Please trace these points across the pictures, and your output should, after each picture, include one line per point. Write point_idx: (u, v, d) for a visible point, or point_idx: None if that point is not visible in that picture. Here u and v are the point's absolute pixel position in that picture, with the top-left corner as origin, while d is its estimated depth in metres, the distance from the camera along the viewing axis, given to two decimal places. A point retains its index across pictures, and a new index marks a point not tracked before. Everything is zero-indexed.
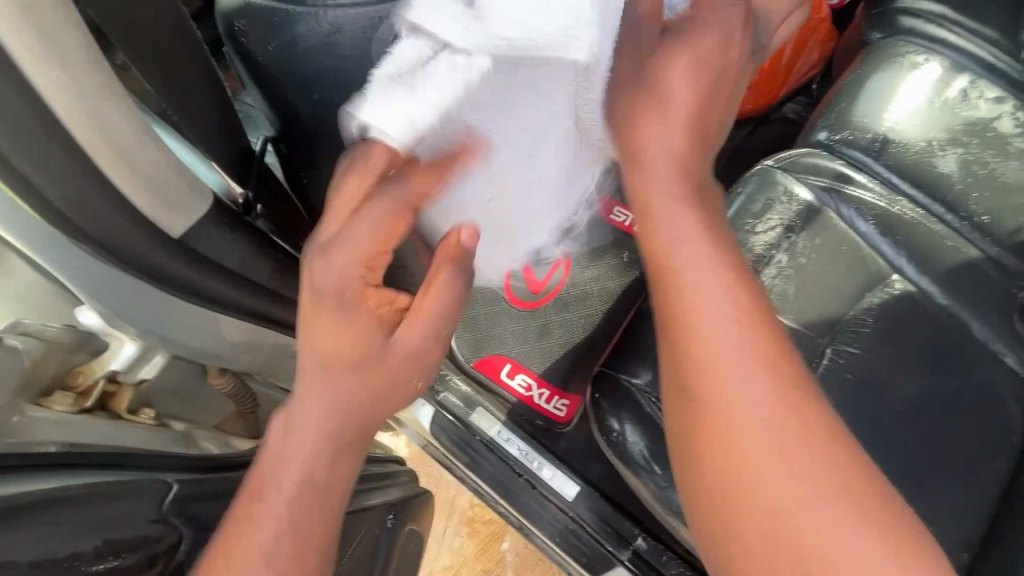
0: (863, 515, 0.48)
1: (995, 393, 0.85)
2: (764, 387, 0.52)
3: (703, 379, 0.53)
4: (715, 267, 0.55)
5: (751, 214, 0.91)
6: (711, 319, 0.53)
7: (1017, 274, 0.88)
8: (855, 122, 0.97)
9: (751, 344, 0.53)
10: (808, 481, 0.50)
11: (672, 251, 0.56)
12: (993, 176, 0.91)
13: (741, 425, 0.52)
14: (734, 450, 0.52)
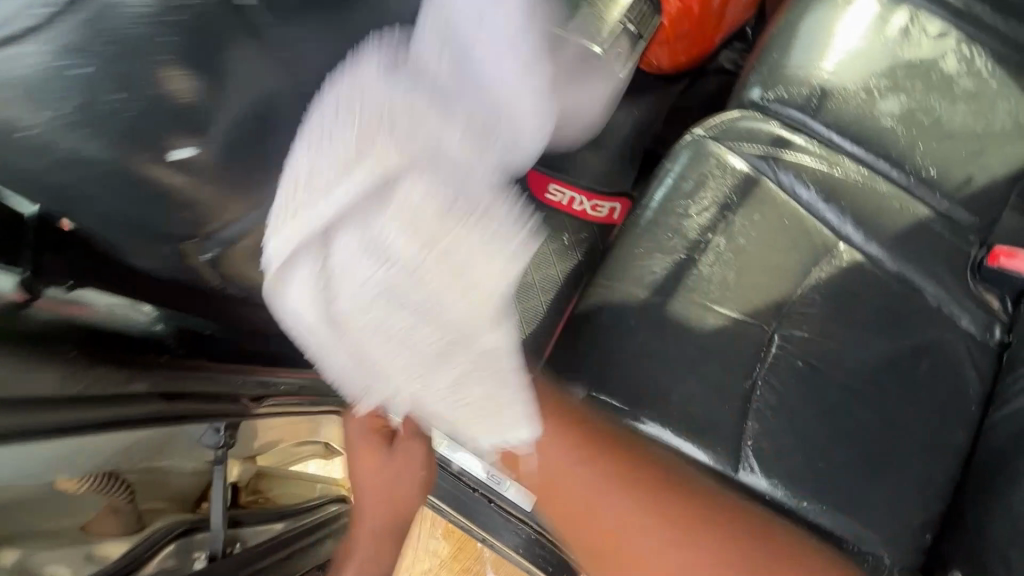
0: (688, 538, 0.64)
1: (953, 360, 0.80)
2: (596, 484, 0.67)
3: (563, 500, 0.68)
4: (576, 442, 0.67)
5: (683, 195, 0.82)
6: (562, 454, 0.67)
7: (967, 228, 0.82)
8: (789, 75, 0.87)
9: (613, 449, 0.68)
10: (659, 534, 0.65)
11: (558, 481, 0.67)
12: (939, 122, 0.83)
13: (608, 516, 0.67)
14: (599, 516, 0.67)
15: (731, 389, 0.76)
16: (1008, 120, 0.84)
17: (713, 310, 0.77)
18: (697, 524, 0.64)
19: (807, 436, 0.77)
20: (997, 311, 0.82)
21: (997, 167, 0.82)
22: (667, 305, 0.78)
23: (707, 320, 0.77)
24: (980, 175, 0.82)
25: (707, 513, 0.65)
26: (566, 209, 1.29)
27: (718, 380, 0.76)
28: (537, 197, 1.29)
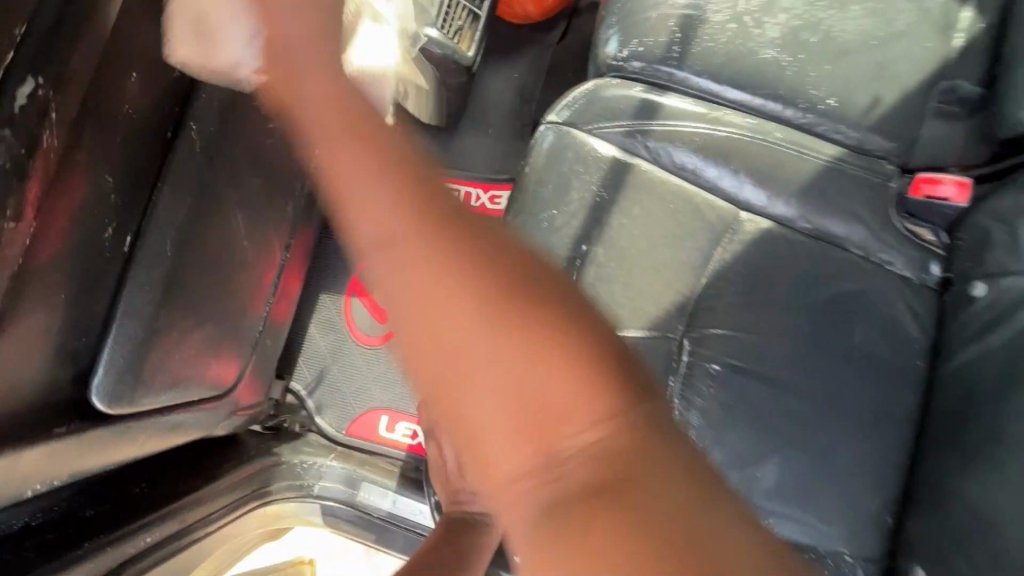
0: (540, 358, 0.37)
1: (887, 315, 0.69)
2: (437, 309, 0.39)
3: (435, 316, 0.39)
4: (441, 320, 0.39)
5: (548, 204, 0.69)
6: (436, 347, 0.39)
7: (879, 158, 0.70)
8: (642, 21, 0.70)
9: (535, 316, 0.38)
10: (507, 375, 0.37)
11: (441, 355, 0.38)
12: (828, 37, 0.68)
13: (434, 351, 0.39)
14: (435, 338, 0.39)
15: None
16: (910, 16, 0.69)
17: None
18: (631, 412, 0.37)
19: (734, 446, 0.67)
20: (934, 246, 0.71)
21: (902, 75, 0.69)
22: None
23: None
24: (887, 91, 0.69)
25: (636, 458, 0.35)
26: None
27: None
28: None
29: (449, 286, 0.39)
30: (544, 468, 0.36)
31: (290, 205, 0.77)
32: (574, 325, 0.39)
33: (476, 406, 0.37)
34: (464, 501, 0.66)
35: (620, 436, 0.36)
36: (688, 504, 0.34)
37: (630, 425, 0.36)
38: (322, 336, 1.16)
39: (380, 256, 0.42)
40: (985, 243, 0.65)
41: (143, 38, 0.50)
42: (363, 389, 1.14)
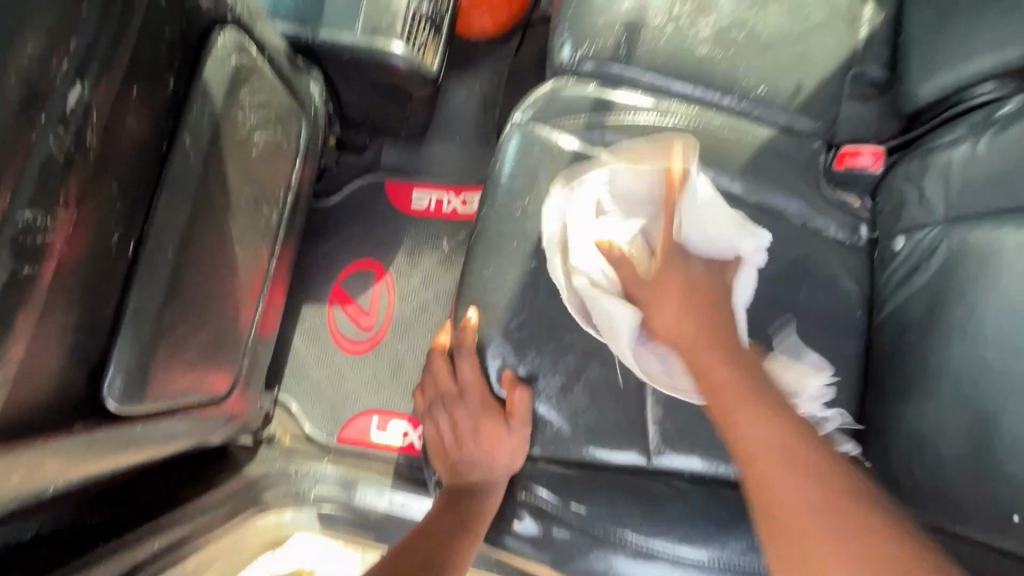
0: (805, 473, 0.55)
1: (827, 274, 0.78)
2: (721, 363, 0.64)
3: (700, 362, 0.65)
4: (716, 360, 0.64)
5: (520, 195, 0.76)
6: (707, 348, 0.65)
7: (806, 137, 0.79)
8: (591, 26, 0.78)
9: (795, 435, 0.58)
10: (816, 491, 0.54)
11: (703, 356, 0.65)
12: (753, 34, 0.77)
13: (714, 357, 0.64)
14: (708, 373, 0.64)
15: (625, 383, 0.73)
16: (823, 12, 0.80)
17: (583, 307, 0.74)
18: (825, 464, 0.56)
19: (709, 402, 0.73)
20: (860, 210, 0.80)
21: (818, 64, 0.79)
22: (533, 323, 0.73)
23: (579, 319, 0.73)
24: (807, 77, 0.78)
25: (885, 514, 0.52)
26: (435, 213, 1.21)
27: (604, 381, 0.73)
28: (401, 209, 1.22)
29: (687, 321, 0.67)
30: (809, 488, 0.54)
31: (274, 214, 0.80)
32: (796, 437, 0.58)
33: (759, 439, 0.58)
34: (461, 472, 0.72)
35: (848, 477, 0.55)
36: (922, 568, 0.48)
37: (867, 507, 0.52)
38: (308, 345, 1.19)
39: (647, 290, 0.69)
40: (901, 203, 0.74)
41: (144, 55, 0.54)
42: (352, 395, 1.17)
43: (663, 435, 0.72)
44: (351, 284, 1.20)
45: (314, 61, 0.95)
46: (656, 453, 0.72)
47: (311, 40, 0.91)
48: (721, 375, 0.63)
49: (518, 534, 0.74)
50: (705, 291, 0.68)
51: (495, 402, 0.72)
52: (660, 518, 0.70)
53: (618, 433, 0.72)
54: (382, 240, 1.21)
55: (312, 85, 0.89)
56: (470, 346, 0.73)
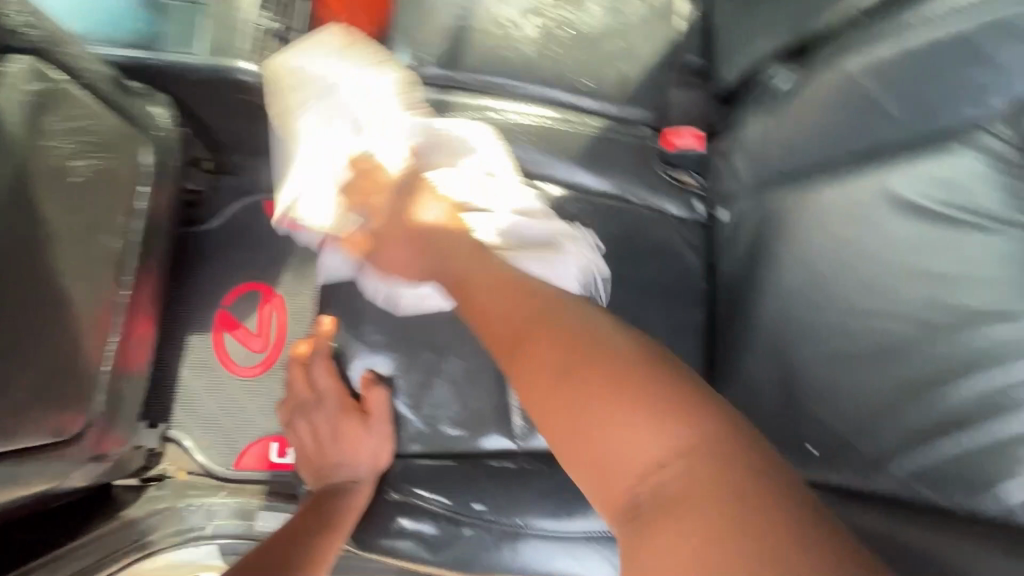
0: (691, 464, 0.37)
1: (670, 249, 0.83)
2: (510, 296, 0.54)
3: (506, 321, 0.52)
4: (506, 288, 0.55)
5: None
6: (483, 293, 0.56)
7: (637, 124, 0.85)
8: (424, 34, 0.81)
9: (670, 415, 0.40)
10: (639, 440, 0.40)
11: (488, 311, 0.54)
12: (575, 33, 0.83)
13: (508, 308, 0.53)
14: (505, 326, 0.52)
15: (484, 371, 0.76)
16: (640, 10, 0.86)
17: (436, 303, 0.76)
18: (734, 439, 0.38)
19: None
20: (694, 186, 0.85)
21: (641, 56, 0.85)
22: (389, 322, 0.75)
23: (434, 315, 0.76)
24: (632, 69, 0.85)
25: (690, 397, 0.41)
26: None
27: (461, 372, 0.75)
28: None
29: (492, 297, 0.55)
30: (672, 460, 0.38)
31: (118, 242, 0.78)
32: (660, 425, 0.39)
33: (620, 445, 0.40)
34: (325, 476, 0.73)
35: (720, 441, 0.38)
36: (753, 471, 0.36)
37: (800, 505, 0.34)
38: (196, 375, 1.15)
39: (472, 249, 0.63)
40: (718, 178, 0.80)
41: None
42: (248, 421, 1.14)
43: (525, 416, 0.75)
44: (237, 307, 1.18)
45: (160, 85, 0.94)
46: (521, 437, 0.74)
47: (151, 64, 0.90)
48: (524, 327, 0.50)
49: (400, 535, 0.72)
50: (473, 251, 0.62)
51: (354, 404, 0.74)
52: (528, 497, 0.72)
53: (481, 421, 0.75)
54: (267, 259, 1.20)
55: (154, 109, 0.88)
56: (325, 353, 0.75)
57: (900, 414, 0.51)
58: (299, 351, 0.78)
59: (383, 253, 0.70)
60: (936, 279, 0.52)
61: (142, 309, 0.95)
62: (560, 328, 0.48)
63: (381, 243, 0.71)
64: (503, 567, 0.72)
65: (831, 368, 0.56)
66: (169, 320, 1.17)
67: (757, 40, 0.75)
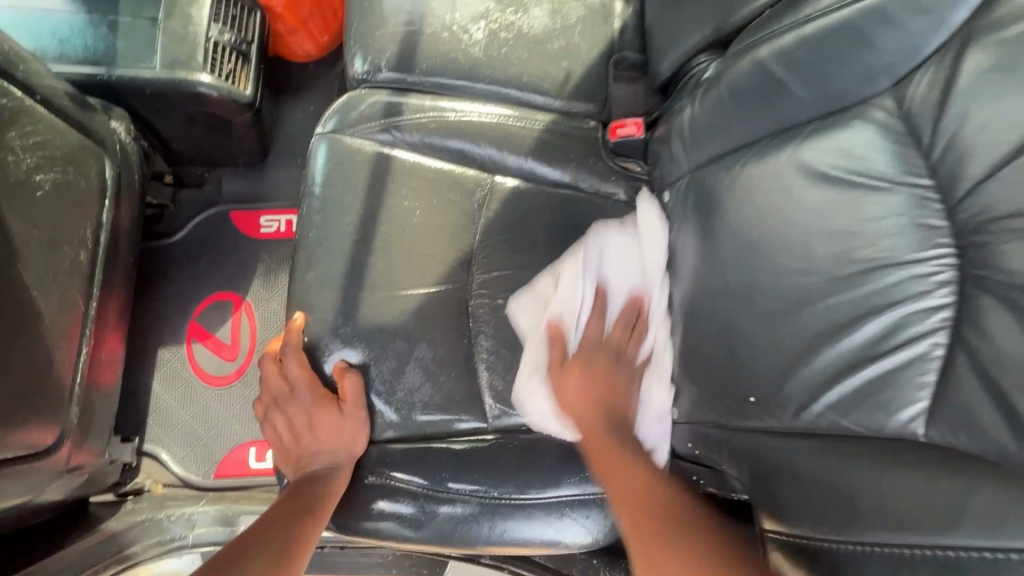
0: None
1: None
2: (643, 482, 0.65)
3: (619, 473, 0.67)
4: (625, 466, 0.67)
5: (330, 199, 0.81)
6: (615, 470, 0.67)
7: (583, 116, 0.91)
8: (376, 39, 0.85)
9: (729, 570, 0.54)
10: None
11: (610, 474, 0.67)
12: (520, 33, 0.88)
13: (617, 471, 0.67)
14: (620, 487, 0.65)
15: (453, 355, 0.80)
16: (579, 10, 0.92)
17: (404, 294, 0.80)
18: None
19: None
20: (640, 173, 0.92)
21: (584, 53, 0.91)
22: (359, 315, 0.78)
23: (403, 305, 0.79)
24: (575, 66, 0.91)
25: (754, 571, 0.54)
26: (287, 234, 1.23)
27: (432, 357, 0.79)
28: (250, 235, 1.22)
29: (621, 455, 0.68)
30: None
31: (83, 254, 0.80)
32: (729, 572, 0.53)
33: None
34: (303, 465, 0.76)
35: None
36: None
37: None
38: (169, 387, 1.16)
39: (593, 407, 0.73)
40: (660, 163, 0.87)
41: None
42: (225, 429, 1.15)
43: (495, 395, 0.80)
44: (208, 318, 1.19)
45: (117, 99, 0.95)
46: (494, 415, 0.79)
47: (106, 79, 0.91)
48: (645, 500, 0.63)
49: (385, 515, 0.76)
50: (627, 453, 0.69)
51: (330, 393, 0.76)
52: (501, 470, 0.77)
53: (453, 402, 0.79)
54: (235, 269, 1.21)
55: (113, 123, 0.89)
56: (298, 346, 0.77)
57: (818, 357, 0.58)
58: (271, 347, 0.79)
59: (560, 390, 0.75)
60: (839, 236, 0.58)
61: (102, 330, 1.01)
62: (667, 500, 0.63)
63: (565, 381, 0.75)
64: (482, 538, 0.76)
65: (766, 324, 0.64)
66: (138, 334, 1.17)
67: (685, 33, 0.81)
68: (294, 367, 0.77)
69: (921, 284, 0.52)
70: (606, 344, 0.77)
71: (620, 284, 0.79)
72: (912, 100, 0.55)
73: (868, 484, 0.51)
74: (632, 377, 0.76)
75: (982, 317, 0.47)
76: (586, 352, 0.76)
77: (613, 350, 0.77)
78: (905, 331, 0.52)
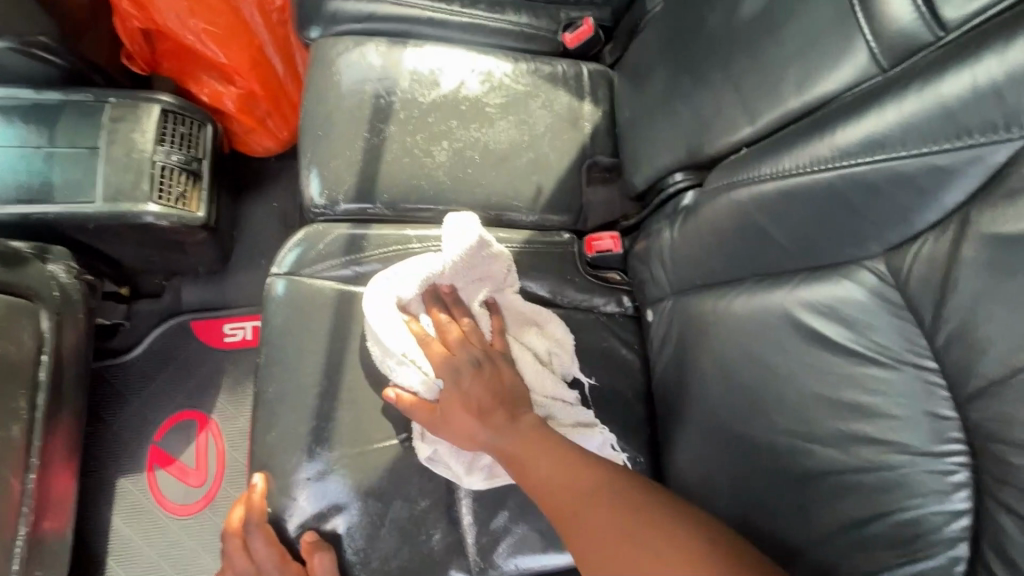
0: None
1: (605, 350, 0.84)
2: (561, 463, 0.64)
3: (556, 491, 0.63)
4: (541, 449, 0.65)
5: (290, 345, 0.76)
6: (545, 474, 0.64)
7: (558, 229, 0.87)
8: (335, 166, 0.81)
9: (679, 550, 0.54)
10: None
11: (540, 486, 0.64)
12: (486, 149, 0.84)
13: (555, 483, 0.63)
14: (556, 499, 0.63)
15: (431, 510, 0.74)
16: (547, 118, 0.88)
17: (376, 447, 0.74)
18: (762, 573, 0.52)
19: (516, 506, 0.75)
20: (620, 282, 0.88)
21: (554, 163, 0.87)
22: (327, 475, 0.72)
23: (374, 460, 0.73)
24: (547, 177, 0.86)
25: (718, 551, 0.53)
26: (252, 341, 1.16)
27: (409, 515, 0.73)
28: (214, 345, 1.15)
29: (548, 472, 0.64)
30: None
31: (15, 428, 0.75)
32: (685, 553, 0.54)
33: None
34: None
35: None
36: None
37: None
38: (131, 519, 1.07)
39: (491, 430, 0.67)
40: (642, 279, 0.83)
41: None
42: (193, 561, 1.07)
43: (480, 550, 0.74)
44: (170, 438, 1.11)
45: (59, 236, 0.88)
46: (479, 571, 0.73)
47: (46, 219, 0.85)
48: (579, 506, 0.61)
49: None
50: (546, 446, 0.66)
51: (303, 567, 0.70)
52: None
53: (434, 562, 0.73)
54: (198, 382, 1.14)
55: (51, 267, 0.83)
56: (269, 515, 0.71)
57: (830, 544, 0.54)
58: (230, 521, 0.72)
59: (445, 429, 0.68)
60: (842, 409, 0.54)
61: (47, 468, 0.93)
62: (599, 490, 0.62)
63: (442, 414, 0.69)
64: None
65: (770, 494, 0.59)
66: (94, 463, 1.09)
67: (657, 152, 0.77)
68: (256, 542, 0.70)
69: (938, 481, 0.47)
70: (455, 355, 0.70)
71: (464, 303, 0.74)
72: (907, 273, 0.51)
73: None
74: (494, 360, 0.70)
75: (1007, 542, 0.43)
76: (445, 368, 0.69)
77: (473, 356, 0.70)
78: (926, 535, 0.47)
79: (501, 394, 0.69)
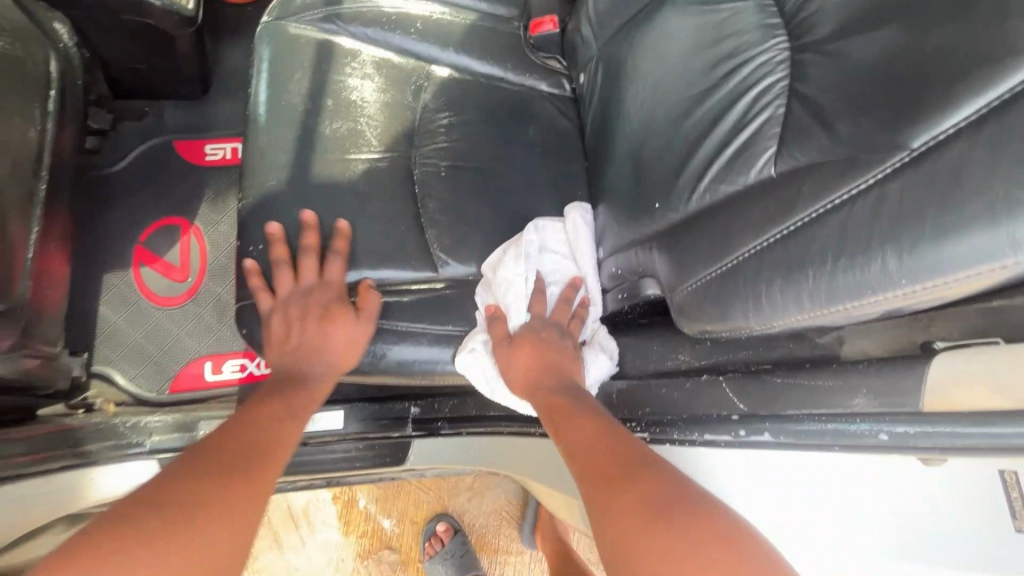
0: (697, 551, 0.48)
1: (547, 112, 1.00)
2: (597, 426, 0.65)
3: (578, 439, 0.64)
4: (579, 417, 0.67)
5: (276, 76, 0.90)
6: (574, 427, 0.65)
7: (507, 18, 1.03)
8: None
9: (667, 511, 0.52)
10: (676, 550, 0.49)
11: (568, 431, 0.65)
12: None
13: (576, 425, 0.65)
14: (570, 436, 0.65)
15: (400, 214, 0.88)
16: None
17: (351, 158, 0.88)
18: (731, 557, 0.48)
19: (470, 216, 0.90)
20: (560, 70, 1.04)
21: None
22: (311, 175, 0.86)
23: (352, 169, 0.87)
24: None
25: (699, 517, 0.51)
26: (233, 161, 1.27)
27: (381, 215, 0.87)
28: (195, 163, 1.25)
29: (573, 425, 0.66)
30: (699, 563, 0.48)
31: (31, 133, 0.85)
32: (678, 507, 0.52)
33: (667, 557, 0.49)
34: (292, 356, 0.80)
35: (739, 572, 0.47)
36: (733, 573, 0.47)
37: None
38: (117, 308, 1.16)
39: (539, 395, 0.73)
40: (575, 51, 0.99)
41: None
42: (177, 345, 1.16)
43: (444, 247, 0.88)
44: (155, 241, 1.20)
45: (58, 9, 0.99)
46: (440, 264, 0.87)
47: None
48: (599, 449, 0.61)
49: None
50: (580, 409, 0.68)
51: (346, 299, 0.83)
52: (448, 307, 0.86)
53: (405, 254, 0.87)
54: (181, 196, 1.23)
55: (55, 28, 0.95)
56: (339, 248, 0.84)
57: (701, 148, 0.70)
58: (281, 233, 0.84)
59: (514, 360, 0.77)
60: (710, 50, 0.72)
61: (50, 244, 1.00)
62: (617, 445, 0.61)
63: (518, 346, 0.78)
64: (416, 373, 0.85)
65: (665, 137, 0.76)
66: (83, 260, 1.17)
67: None
68: (310, 265, 0.83)
69: (767, 67, 0.66)
70: (551, 323, 0.80)
71: (558, 274, 0.85)
72: None
73: (725, 225, 0.63)
74: (569, 348, 0.78)
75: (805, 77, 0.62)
76: (546, 325, 0.79)
77: (560, 332, 0.80)
78: (760, 100, 0.65)
79: (555, 363, 0.75)
